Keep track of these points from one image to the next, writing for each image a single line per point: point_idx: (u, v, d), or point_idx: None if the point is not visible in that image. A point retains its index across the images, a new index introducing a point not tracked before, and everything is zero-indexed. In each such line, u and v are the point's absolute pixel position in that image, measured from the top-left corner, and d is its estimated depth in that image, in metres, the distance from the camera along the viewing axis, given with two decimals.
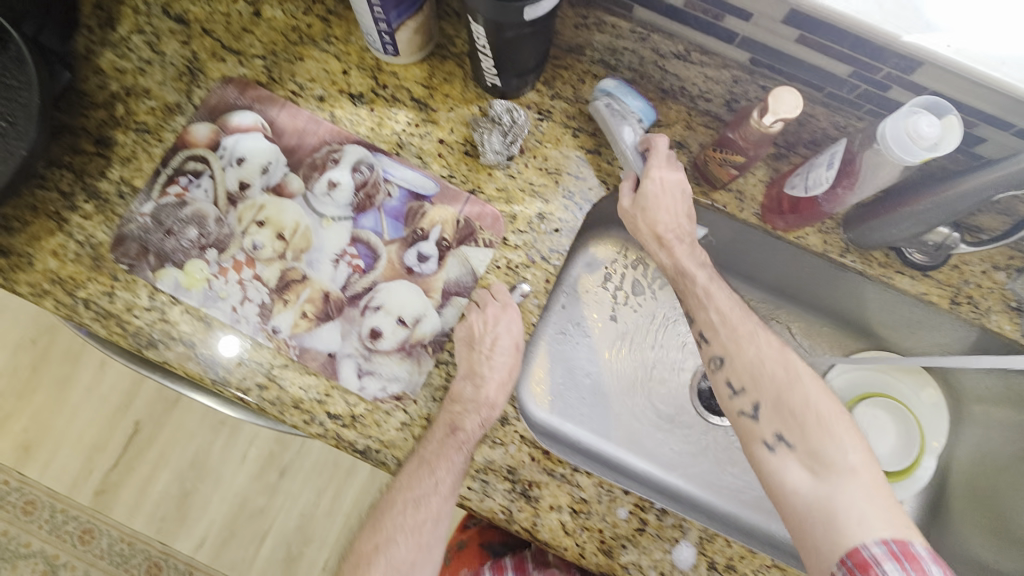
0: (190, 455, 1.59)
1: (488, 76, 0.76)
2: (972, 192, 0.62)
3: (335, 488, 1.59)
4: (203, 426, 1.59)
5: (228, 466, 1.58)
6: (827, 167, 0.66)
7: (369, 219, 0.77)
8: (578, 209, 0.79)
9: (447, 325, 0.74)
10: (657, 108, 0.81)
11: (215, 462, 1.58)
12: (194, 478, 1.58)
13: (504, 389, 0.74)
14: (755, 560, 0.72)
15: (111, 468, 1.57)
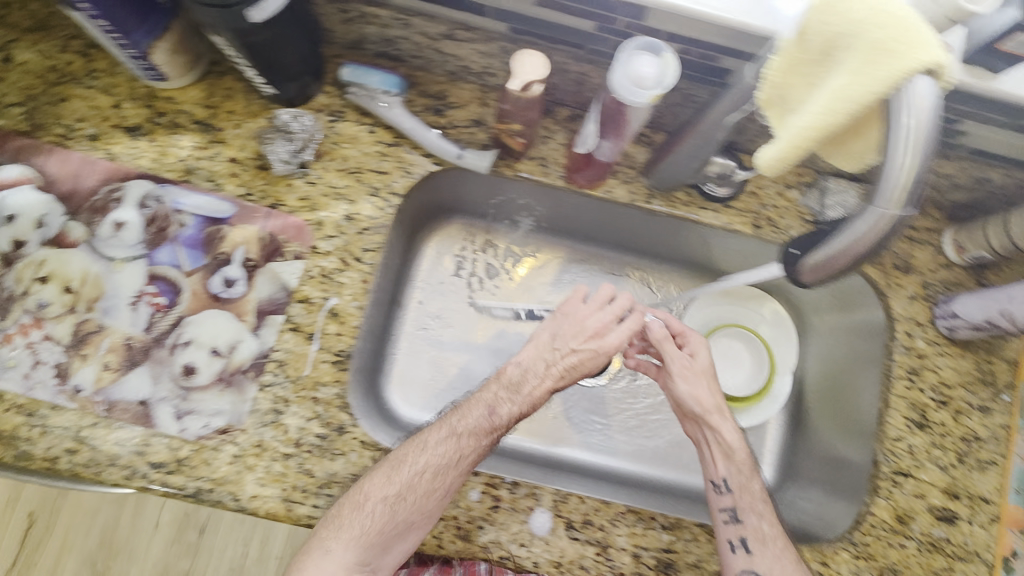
0: (96, 537, 1.45)
1: (261, 86, 0.73)
2: (713, 124, 0.64)
3: (261, 534, 1.48)
4: (104, 500, 1.45)
5: (139, 537, 1.45)
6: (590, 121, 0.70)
7: (164, 254, 0.73)
8: (387, 204, 0.78)
9: (335, 332, 0.74)
10: (448, 90, 0.81)
11: (124, 537, 1.45)
12: (105, 559, 1.44)
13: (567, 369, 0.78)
14: (609, 510, 0.74)
15: (10, 567, 1.44)
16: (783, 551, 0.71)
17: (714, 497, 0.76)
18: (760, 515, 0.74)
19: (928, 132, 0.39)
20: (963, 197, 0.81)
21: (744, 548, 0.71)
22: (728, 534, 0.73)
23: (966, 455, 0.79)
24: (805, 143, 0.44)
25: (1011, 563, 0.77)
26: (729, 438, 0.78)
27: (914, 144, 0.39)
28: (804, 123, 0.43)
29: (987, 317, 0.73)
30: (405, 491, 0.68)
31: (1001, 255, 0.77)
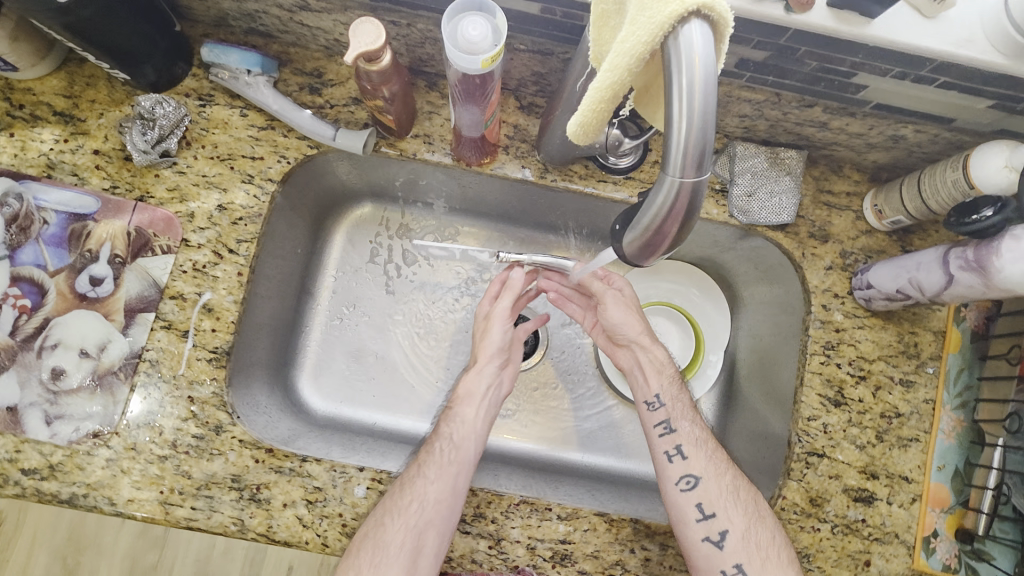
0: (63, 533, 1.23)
1: (113, 72, 0.69)
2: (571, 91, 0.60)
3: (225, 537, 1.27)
4: None
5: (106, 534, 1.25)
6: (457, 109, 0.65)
7: (27, 253, 0.70)
8: (262, 190, 0.74)
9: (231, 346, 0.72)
10: (325, 67, 0.77)
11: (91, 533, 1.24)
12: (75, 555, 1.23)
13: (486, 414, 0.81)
14: (502, 502, 0.72)
15: None
16: (716, 452, 0.75)
17: (648, 414, 0.78)
18: (691, 421, 0.77)
19: (713, 87, 0.34)
20: (882, 156, 0.76)
21: (680, 456, 0.74)
22: (665, 446, 0.76)
23: (885, 432, 0.75)
24: (602, 110, 0.40)
25: (931, 543, 0.72)
26: (658, 358, 0.81)
27: (698, 100, 0.34)
28: (591, 86, 0.38)
29: (898, 287, 0.69)
30: (423, 531, 0.68)
31: (917, 219, 0.72)
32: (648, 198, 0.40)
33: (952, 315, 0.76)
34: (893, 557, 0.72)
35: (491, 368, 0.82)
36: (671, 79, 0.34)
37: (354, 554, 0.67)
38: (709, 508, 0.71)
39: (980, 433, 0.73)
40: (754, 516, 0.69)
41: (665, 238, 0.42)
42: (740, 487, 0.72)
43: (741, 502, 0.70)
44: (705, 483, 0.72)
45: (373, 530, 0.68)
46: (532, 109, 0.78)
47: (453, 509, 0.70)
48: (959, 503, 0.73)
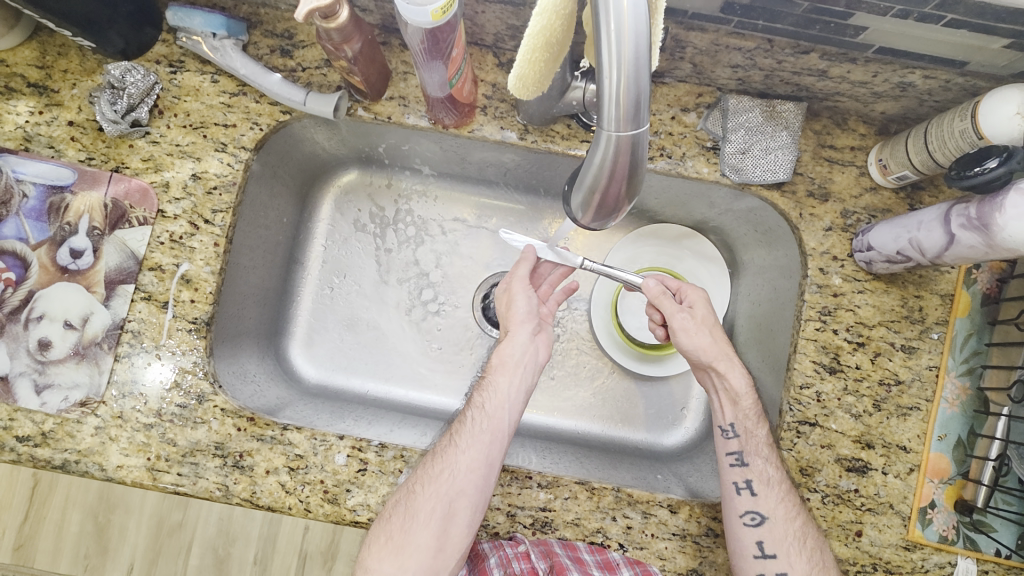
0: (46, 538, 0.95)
1: (79, 40, 0.68)
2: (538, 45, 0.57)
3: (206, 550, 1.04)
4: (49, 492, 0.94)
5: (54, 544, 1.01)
6: (429, 71, 0.61)
7: (8, 227, 0.70)
8: (235, 159, 0.73)
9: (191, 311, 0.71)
10: (295, 28, 0.74)
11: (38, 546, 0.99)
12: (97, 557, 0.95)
13: (536, 370, 0.78)
14: None
15: None
16: (790, 493, 0.69)
17: (721, 442, 0.73)
18: (768, 458, 0.70)
19: (645, 33, 0.32)
20: (891, 106, 0.70)
21: (750, 490, 0.69)
22: (733, 477, 0.71)
23: (883, 401, 0.72)
24: (537, 59, 0.41)
25: (927, 515, 0.69)
26: (737, 386, 0.74)
27: (627, 47, 0.32)
28: (524, 36, 0.39)
29: (898, 248, 0.64)
30: (454, 499, 0.67)
31: (924, 174, 0.67)
32: (588, 158, 0.38)
33: (962, 278, 0.71)
34: (886, 528, 0.70)
35: (523, 334, 0.78)
36: (598, 21, 0.32)
37: (385, 520, 0.67)
38: (771, 548, 0.67)
39: (984, 402, 0.70)
40: (819, 567, 0.66)
41: (616, 202, 0.39)
42: (809, 535, 0.68)
43: (807, 551, 0.67)
44: (773, 524, 0.67)
45: (404, 497, 0.67)
46: (511, 67, 0.75)
47: (484, 479, 0.68)
48: (960, 474, 0.69)
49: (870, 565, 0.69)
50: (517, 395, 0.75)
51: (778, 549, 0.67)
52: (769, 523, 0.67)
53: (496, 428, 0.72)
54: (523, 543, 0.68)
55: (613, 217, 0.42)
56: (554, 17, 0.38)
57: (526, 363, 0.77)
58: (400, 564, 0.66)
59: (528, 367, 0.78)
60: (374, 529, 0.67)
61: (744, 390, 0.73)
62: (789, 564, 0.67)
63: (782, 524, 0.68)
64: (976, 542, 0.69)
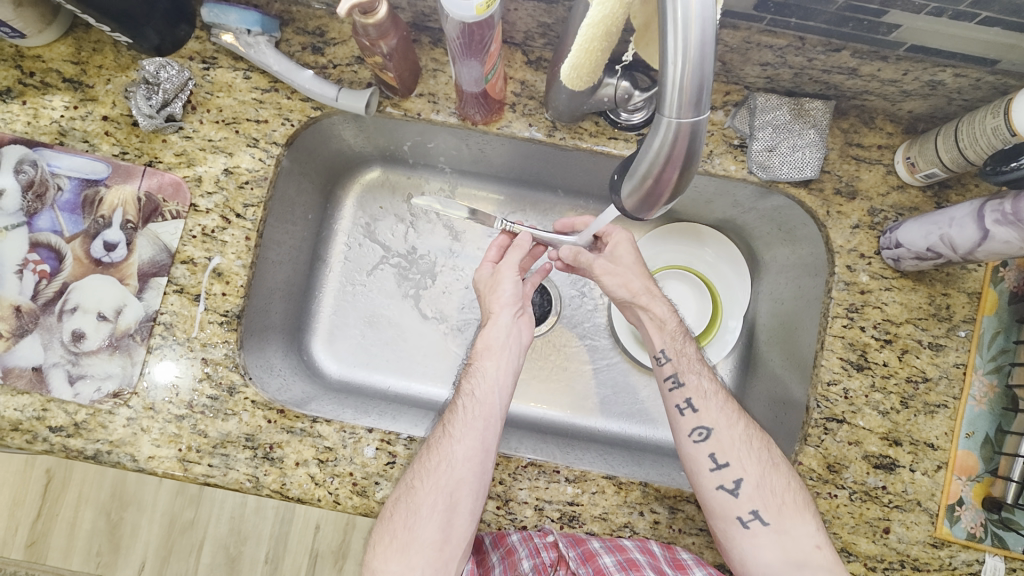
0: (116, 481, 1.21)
1: (115, 35, 0.69)
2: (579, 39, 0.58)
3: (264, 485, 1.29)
4: None
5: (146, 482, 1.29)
6: (469, 69, 0.63)
7: (44, 220, 0.71)
8: (267, 154, 0.74)
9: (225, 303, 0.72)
10: (327, 26, 0.75)
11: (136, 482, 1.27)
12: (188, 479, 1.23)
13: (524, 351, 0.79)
14: (509, 463, 0.71)
15: (35, 517, 1.25)
16: (727, 402, 0.73)
17: (656, 369, 0.76)
18: (700, 373, 0.74)
19: (712, 18, 0.32)
20: (919, 105, 0.71)
21: (691, 409, 0.72)
22: (676, 400, 0.74)
23: (910, 398, 0.72)
24: (595, 48, 0.42)
25: (955, 512, 0.70)
26: (660, 313, 0.77)
27: (693, 36, 0.32)
28: (582, 26, 0.40)
29: (928, 245, 0.65)
30: (454, 490, 0.67)
31: (953, 171, 0.67)
32: (644, 146, 0.38)
33: (989, 276, 0.72)
34: (914, 525, 0.70)
35: (506, 317, 0.78)
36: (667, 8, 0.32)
37: (388, 518, 0.67)
38: (722, 458, 0.70)
39: (1012, 399, 0.70)
40: (768, 464, 0.69)
41: (667, 189, 0.40)
42: (753, 436, 0.71)
43: (755, 451, 0.70)
44: (718, 433, 0.71)
45: (405, 493, 0.67)
46: (540, 64, 0.75)
47: (482, 467, 0.68)
48: (988, 471, 0.70)
49: (897, 561, 0.70)
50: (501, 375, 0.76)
51: (730, 457, 0.69)
52: (714, 433, 0.71)
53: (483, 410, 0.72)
54: (551, 534, 0.70)
55: (662, 206, 0.43)
56: (615, 7, 0.39)
57: (511, 346, 0.77)
58: (407, 561, 0.66)
59: (513, 349, 0.78)
60: (379, 530, 0.68)
61: (668, 315, 0.78)
62: (742, 468, 0.69)
63: (726, 431, 0.71)
64: (1003, 539, 0.69)
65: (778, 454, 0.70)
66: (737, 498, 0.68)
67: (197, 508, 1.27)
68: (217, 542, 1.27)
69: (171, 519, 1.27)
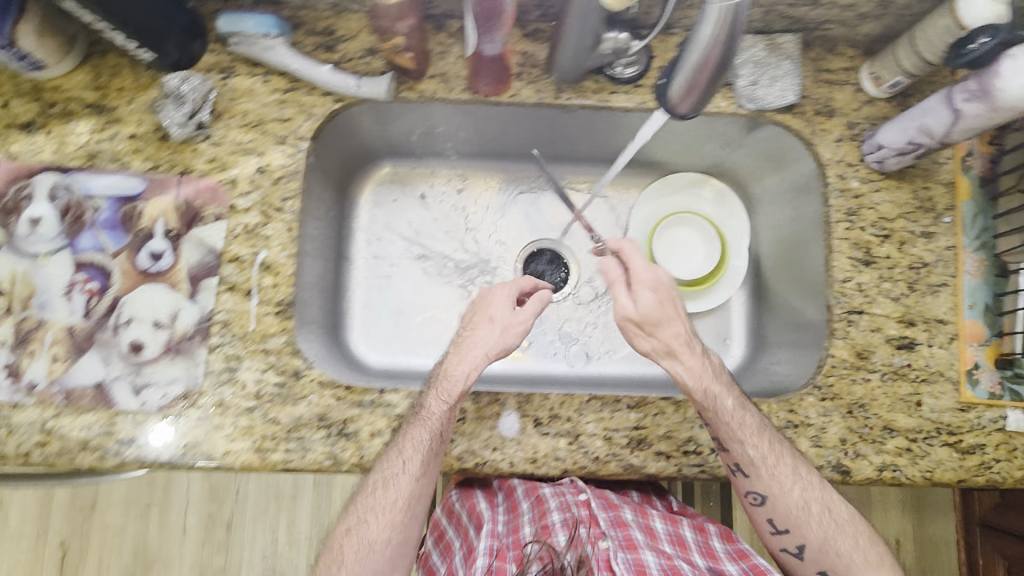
0: (129, 553, 1.38)
1: (138, 52, 0.72)
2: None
3: (288, 519, 1.40)
4: (129, 509, 1.38)
5: (170, 544, 1.38)
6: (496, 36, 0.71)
7: (86, 240, 0.73)
8: (296, 149, 0.77)
9: (279, 292, 0.74)
10: (334, 24, 0.80)
11: (156, 547, 1.38)
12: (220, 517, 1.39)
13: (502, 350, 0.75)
14: (574, 400, 0.75)
15: None
16: (779, 465, 0.72)
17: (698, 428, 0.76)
18: (745, 441, 0.71)
19: None
20: (874, 27, 0.81)
21: (744, 476, 0.73)
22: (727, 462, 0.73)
23: (915, 282, 0.80)
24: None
25: (974, 376, 0.77)
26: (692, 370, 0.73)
27: None
28: None
29: (908, 138, 0.73)
30: (399, 530, 0.72)
31: (915, 76, 0.77)
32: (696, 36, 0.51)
33: (959, 166, 0.81)
34: (941, 395, 0.77)
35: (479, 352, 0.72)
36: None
37: (337, 550, 0.72)
38: (783, 526, 0.74)
39: (1002, 266, 0.78)
40: (831, 530, 0.73)
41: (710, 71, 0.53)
42: (812, 500, 0.72)
43: (825, 518, 0.72)
44: (773, 502, 0.73)
45: (355, 526, 0.72)
46: (537, 36, 0.82)
47: (410, 506, 0.72)
48: (994, 334, 0.78)
49: (934, 430, 0.77)
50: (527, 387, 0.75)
51: (791, 526, 0.74)
52: (770, 502, 0.73)
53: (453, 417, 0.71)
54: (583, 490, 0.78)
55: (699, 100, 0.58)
56: None
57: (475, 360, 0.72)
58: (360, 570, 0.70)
59: (477, 365, 0.73)
60: (326, 558, 0.72)
61: (699, 366, 0.73)
62: (803, 533, 0.73)
63: (780, 499, 0.73)
64: (1020, 393, 0.77)
65: (841, 513, 0.73)
66: (801, 559, 0.75)
67: (231, 532, 1.39)
68: (260, 557, 1.38)
69: (202, 569, 1.37)
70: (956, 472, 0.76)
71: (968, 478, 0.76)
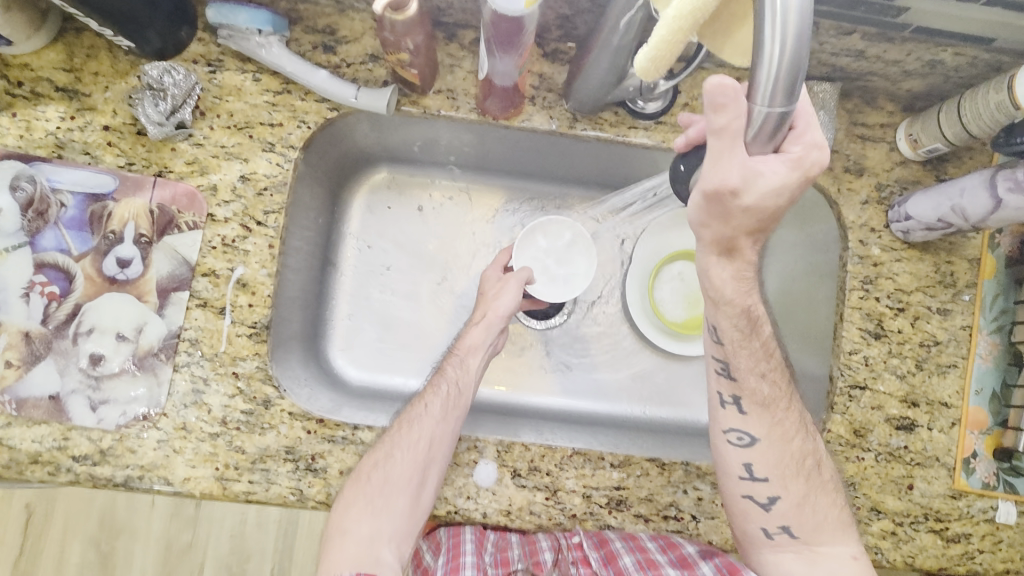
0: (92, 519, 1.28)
1: (117, 40, 0.65)
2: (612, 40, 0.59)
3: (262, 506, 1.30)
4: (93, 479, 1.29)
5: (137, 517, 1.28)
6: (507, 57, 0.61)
7: (48, 238, 0.68)
8: (284, 158, 0.72)
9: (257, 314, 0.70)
10: (337, 23, 0.73)
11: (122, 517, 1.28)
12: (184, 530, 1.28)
13: (490, 330, 0.83)
14: (555, 454, 0.73)
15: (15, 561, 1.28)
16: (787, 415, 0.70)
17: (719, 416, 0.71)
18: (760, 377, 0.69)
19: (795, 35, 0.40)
20: (918, 84, 0.74)
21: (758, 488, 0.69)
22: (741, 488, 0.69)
23: (924, 361, 0.76)
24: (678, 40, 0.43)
25: (971, 464, 0.75)
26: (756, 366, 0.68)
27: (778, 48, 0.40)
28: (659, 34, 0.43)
29: (939, 216, 0.69)
30: (427, 462, 0.69)
31: (955, 146, 0.71)
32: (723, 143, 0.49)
33: (987, 242, 0.77)
34: (934, 480, 0.75)
35: (496, 328, 0.83)
36: (762, 22, 0.39)
37: (364, 482, 0.68)
38: (761, 473, 0.69)
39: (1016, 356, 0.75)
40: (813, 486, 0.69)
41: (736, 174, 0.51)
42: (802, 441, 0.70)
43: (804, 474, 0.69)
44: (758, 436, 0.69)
45: (383, 458, 0.69)
46: (556, 56, 0.75)
47: (416, 485, 0.69)
48: (998, 423, 0.75)
49: (922, 515, 0.75)
50: (418, 443, 0.70)
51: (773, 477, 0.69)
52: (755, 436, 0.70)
53: (447, 404, 0.75)
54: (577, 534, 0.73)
55: None
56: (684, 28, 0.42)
57: (489, 346, 0.83)
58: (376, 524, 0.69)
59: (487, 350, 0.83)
60: (348, 492, 0.68)
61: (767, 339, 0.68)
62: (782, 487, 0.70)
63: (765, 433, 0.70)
64: (1015, 486, 0.75)
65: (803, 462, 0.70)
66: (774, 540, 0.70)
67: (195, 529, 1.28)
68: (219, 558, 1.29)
69: (167, 543, 1.28)
70: (938, 561, 0.74)
71: (950, 567, 0.74)
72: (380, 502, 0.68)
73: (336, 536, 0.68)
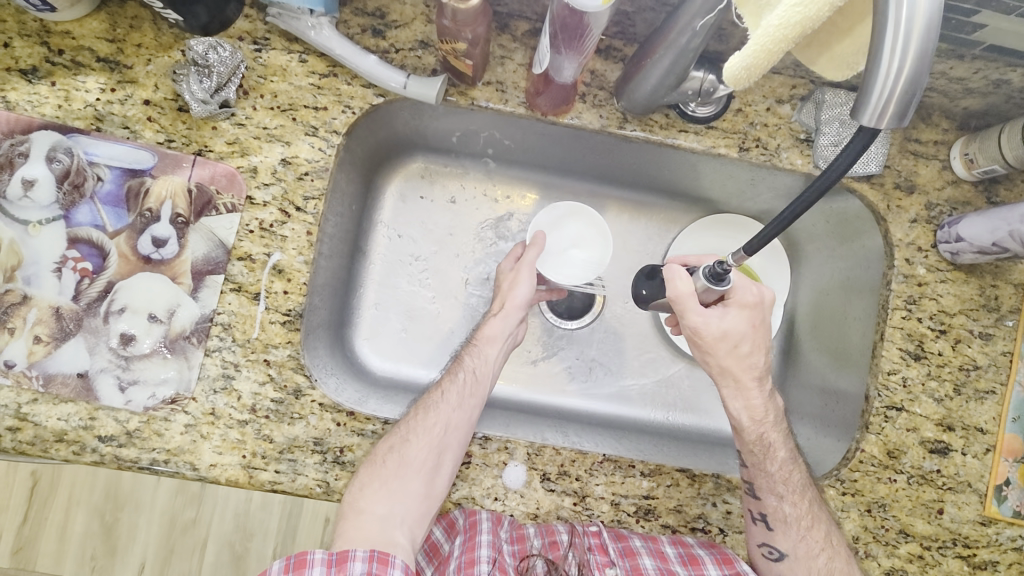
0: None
1: (163, 12, 0.62)
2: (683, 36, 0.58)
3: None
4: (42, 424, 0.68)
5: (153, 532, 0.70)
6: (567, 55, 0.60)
7: (83, 213, 0.66)
8: (326, 143, 0.70)
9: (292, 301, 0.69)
10: (387, 6, 0.70)
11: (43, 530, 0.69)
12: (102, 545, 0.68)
13: (508, 322, 0.79)
14: (585, 459, 0.72)
15: None
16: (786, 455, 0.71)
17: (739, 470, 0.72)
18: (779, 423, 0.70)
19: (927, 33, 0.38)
20: (977, 103, 0.73)
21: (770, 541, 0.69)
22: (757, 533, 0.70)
23: (962, 385, 0.75)
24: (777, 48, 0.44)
25: (1002, 492, 0.74)
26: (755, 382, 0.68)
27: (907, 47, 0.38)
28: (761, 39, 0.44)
29: (995, 240, 0.68)
30: (443, 449, 0.68)
31: (1014, 168, 0.70)
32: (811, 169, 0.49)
33: None
34: (964, 505, 0.74)
35: (517, 318, 0.79)
36: (883, 41, 0.38)
37: (380, 464, 0.66)
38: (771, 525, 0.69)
39: None
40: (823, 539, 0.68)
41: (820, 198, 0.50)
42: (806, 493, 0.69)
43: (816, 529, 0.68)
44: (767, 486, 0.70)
45: (398, 444, 0.67)
46: (609, 54, 0.73)
47: (434, 470, 0.67)
48: None
49: (949, 540, 0.74)
50: (433, 429, 0.69)
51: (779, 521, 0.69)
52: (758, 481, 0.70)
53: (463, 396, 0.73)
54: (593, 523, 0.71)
55: None
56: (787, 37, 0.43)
57: (510, 337, 0.79)
58: (392, 506, 0.65)
59: (508, 342, 0.80)
60: (364, 473, 0.66)
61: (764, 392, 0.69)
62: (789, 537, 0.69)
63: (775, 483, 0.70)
64: None
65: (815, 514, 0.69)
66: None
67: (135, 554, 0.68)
68: None
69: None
70: None
71: None
72: (395, 487, 0.66)
73: (350, 518, 0.64)
